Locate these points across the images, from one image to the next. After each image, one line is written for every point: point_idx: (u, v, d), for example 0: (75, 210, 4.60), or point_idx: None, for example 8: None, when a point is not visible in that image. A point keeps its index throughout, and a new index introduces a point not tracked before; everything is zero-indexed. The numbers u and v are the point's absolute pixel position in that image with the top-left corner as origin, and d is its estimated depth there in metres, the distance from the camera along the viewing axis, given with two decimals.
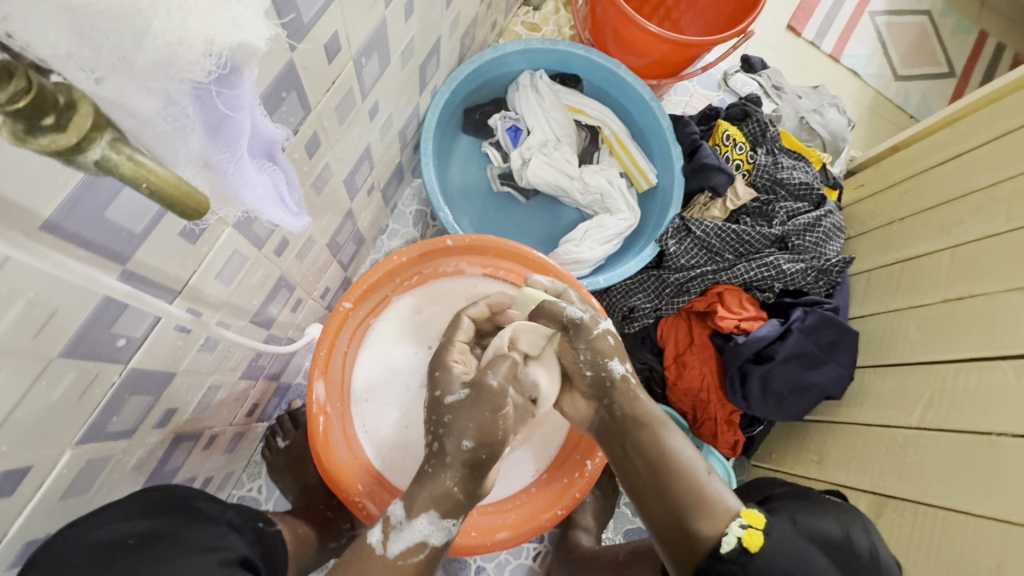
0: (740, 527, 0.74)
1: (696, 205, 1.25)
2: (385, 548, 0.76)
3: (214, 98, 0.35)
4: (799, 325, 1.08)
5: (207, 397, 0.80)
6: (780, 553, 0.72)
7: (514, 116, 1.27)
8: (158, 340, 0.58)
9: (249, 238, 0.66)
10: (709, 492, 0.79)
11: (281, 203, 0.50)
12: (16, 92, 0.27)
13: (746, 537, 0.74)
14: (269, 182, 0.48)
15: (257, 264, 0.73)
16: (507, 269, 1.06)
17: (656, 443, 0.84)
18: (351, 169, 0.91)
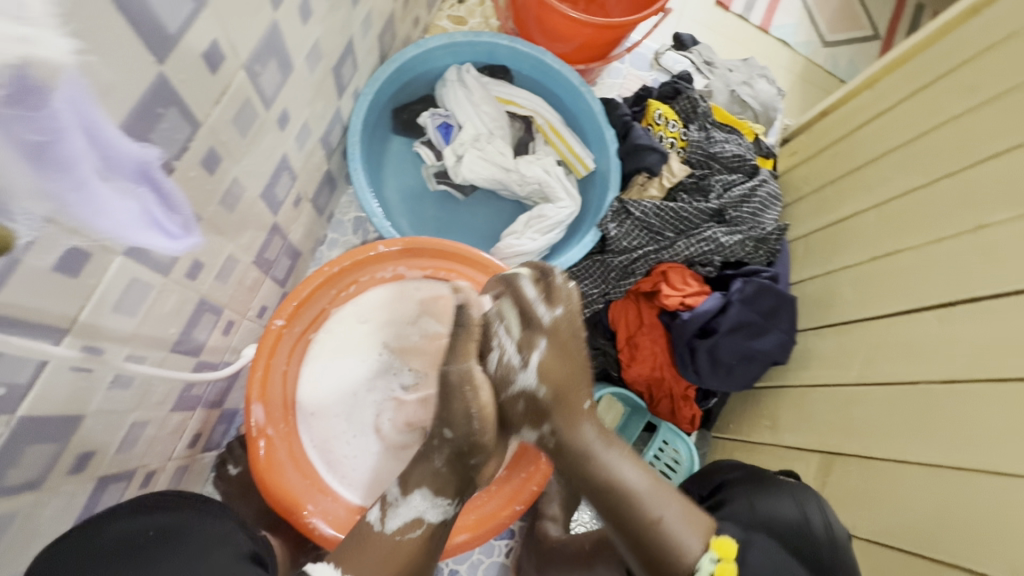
0: (712, 559, 0.74)
1: (634, 185, 1.24)
2: (384, 524, 0.79)
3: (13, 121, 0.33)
4: (738, 296, 1.10)
5: (133, 434, 0.76)
6: (761, 568, 0.73)
7: (444, 113, 1.25)
8: (51, 383, 0.54)
9: (150, 264, 0.63)
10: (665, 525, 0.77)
11: (157, 227, 0.50)
12: None
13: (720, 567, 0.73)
14: (140, 208, 0.47)
15: (167, 290, 0.69)
16: (448, 269, 1.04)
17: (596, 467, 0.80)
18: (269, 182, 0.88)
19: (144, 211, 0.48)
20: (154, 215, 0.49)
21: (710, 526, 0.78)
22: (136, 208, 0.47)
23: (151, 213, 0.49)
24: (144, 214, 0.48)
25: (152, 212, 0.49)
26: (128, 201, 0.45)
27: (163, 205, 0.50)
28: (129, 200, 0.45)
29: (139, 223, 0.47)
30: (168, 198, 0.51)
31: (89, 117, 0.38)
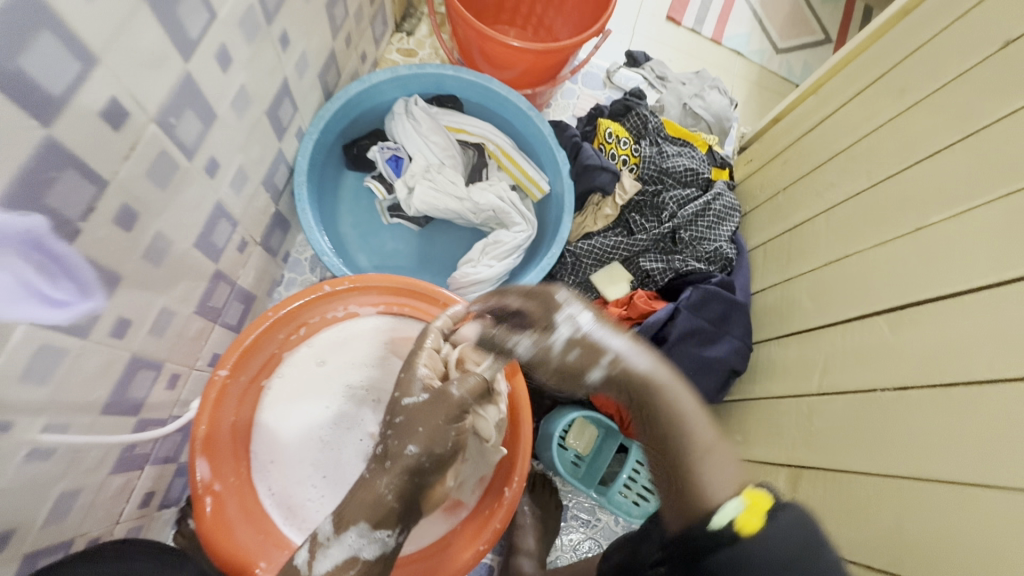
0: (735, 506, 0.54)
1: (590, 205, 1.25)
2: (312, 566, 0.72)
3: None
4: (687, 303, 1.06)
5: (65, 503, 0.73)
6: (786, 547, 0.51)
7: (394, 145, 1.25)
8: None
9: (62, 328, 0.61)
10: (724, 459, 0.61)
11: (35, 296, 0.55)
12: None
13: (744, 515, 0.54)
14: (13, 279, 0.52)
15: (88, 352, 0.67)
16: (399, 303, 1.04)
17: (666, 403, 0.65)
18: (204, 230, 0.86)
19: (67, 293, 0.61)
20: (61, 296, 0.59)
21: (745, 475, 0.58)
22: (61, 293, 0.60)
23: (75, 294, 0.62)
24: (77, 298, 0.62)
25: (83, 298, 0.63)
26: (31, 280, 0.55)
27: (86, 288, 0.63)
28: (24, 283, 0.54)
29: (34, 300, 0.56)
30: (86, 283, 0.63)
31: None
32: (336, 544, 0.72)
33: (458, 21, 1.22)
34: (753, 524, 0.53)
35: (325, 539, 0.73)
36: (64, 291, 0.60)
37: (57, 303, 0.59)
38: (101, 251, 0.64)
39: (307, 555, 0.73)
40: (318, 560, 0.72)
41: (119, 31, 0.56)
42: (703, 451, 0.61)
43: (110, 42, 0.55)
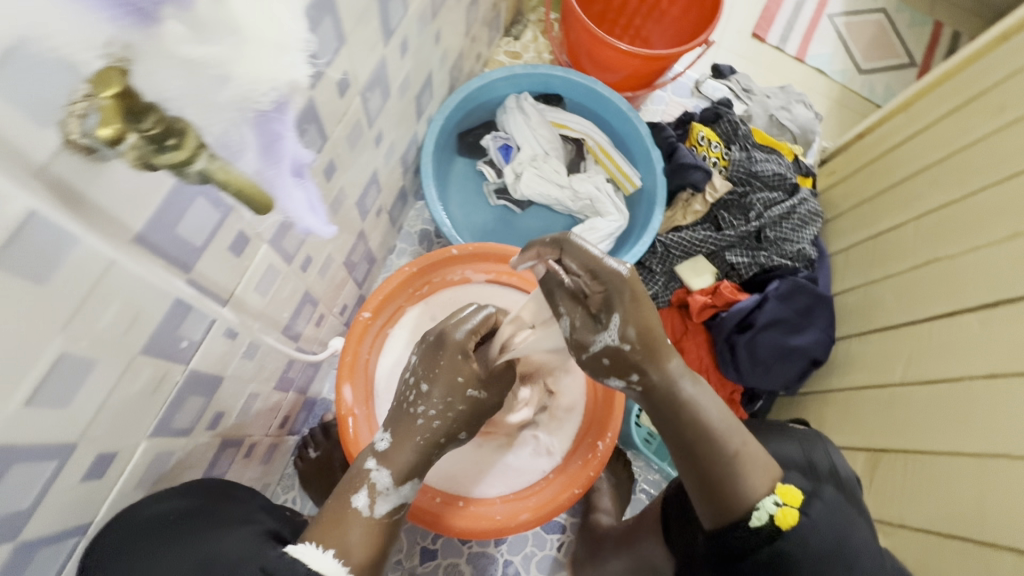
0: (775, 502, 0.68)
1: (679, 201, 1.35)
2: (373, 508, 0.73)
3: (269, 122, 0.43)
4: (774, 293, 1.16)
5: (248, 404, 0.88)
6: (818, 533, 0.67)
7: (504, 136, 1.39)
8: (211, 345, 0.66)
9: (281, 253, 0.76)
10: (750, 455, 0.70)
11: (312, 212, 0.60)
12: (153, 124, 0.33)
13: (784, 509, 0.67)
14: (304, 197, 0.57)
15: (287, 278, 0.82)
16: (509, 273, 1.16)
17: (688, 408, 0.71)
18: (362, 192, 1.01)
19: (310, 210, 0.59)
20: (306, 209, 0.58)
21: (774, 469, 0.71)
22: (301, 208, 0.57)
23: (312, 206, 0.59)
24: (315, 211, 0.60)
25: (318, 208, 0.60)
26: (297, 199, 0.55)
27: (315, 205, 0.60)
28: (308, 203, 0.58)
29: (307, 218, 0.58)
30: (315, 197, 0.60)
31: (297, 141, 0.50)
32: (392, 491, 0.75)
33: (573, 28, 1.35)
34: (789, 518, 0.67)
35: (382, 486, 0.74)
36: (303, 203, 0.57)
37: (304, 213, 0.58)
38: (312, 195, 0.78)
39: (367, 499, 0.73)
40: (379, 501, 0.74)
41: (361, 20, 0.71)
42: (735, 456, 0.69)
43: (354, 27, 0.70)
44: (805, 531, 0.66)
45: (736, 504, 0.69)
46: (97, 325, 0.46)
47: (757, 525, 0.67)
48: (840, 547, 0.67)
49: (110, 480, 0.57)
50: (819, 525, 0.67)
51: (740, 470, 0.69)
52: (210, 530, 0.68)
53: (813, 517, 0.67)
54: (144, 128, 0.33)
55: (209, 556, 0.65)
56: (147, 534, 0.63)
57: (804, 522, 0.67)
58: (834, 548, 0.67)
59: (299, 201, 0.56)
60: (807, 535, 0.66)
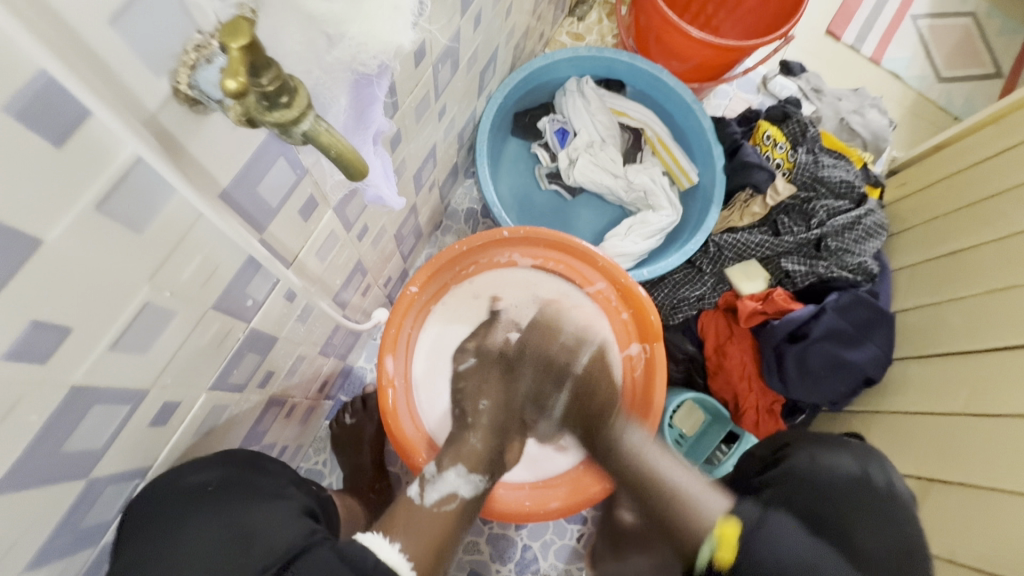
0: (712, 550, 0.86)
1: (737, 201, 1.30)
2: (424, 498, 0.92)
3: (370, 86, 0.44)
4: (833, 305, 1.12)
5: (294, 366, 0.89)
6: (798, 558, 0.78)
7: (561, 119, 1.36)
8: (272, 305, 0.67)
9: (342, 220, 0.75)
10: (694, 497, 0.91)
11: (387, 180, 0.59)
12: (273, 77, 0.31)
13: (720, 549, 0.84)
14: (380, 164, 0.57)
15: (344, 246, 0.82)
16: (556, 260, 1.13)
17: (647, 469, 0.97)
18: (420, 166, 1.00)
19: (384, 181, 0.58)
20: (381, 178, 0.57)
21: (722, 506, 0.89)
22: (377, 182, 0.56)
23: (386, 176, 0.59)
24: (386, 180, 0.60)
25: (388, 177, 0.60)
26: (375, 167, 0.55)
27: (388, 175, 0.59)
28: (383, 172, 0.58)
29: (381, 191, 0.58)
30: (388, 168, 0.60)
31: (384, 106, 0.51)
32: (442, 480, 0.94)
33: (644, 11, 1.30)
34: (726, 557, 0.84)
35: (433, 475, 0.94)
36: (379, 174, 0.57)
37: (379, 185, 0.57)
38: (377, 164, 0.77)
39: (421, 489, 0.92)
40: (428, 491, 0.92)
41: None
42: (674, 495, 0.93)
43: None
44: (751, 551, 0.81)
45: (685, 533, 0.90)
46: (179, 278, 0.46)
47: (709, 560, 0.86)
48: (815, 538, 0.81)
49: (173, 429, 0.59)
50: (785, 534, 0.81)
51: (688, 503, 0.91)
52: (240, 505, 0.65)
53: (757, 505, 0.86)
54: (261, 84, 0.31)
55: (247, 529, 0.63)
56: (177, 506, 0.61)
57: (748, 537, 0.82)
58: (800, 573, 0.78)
59: (376, 170, 0.55)
60: (757, 557, 0.80)
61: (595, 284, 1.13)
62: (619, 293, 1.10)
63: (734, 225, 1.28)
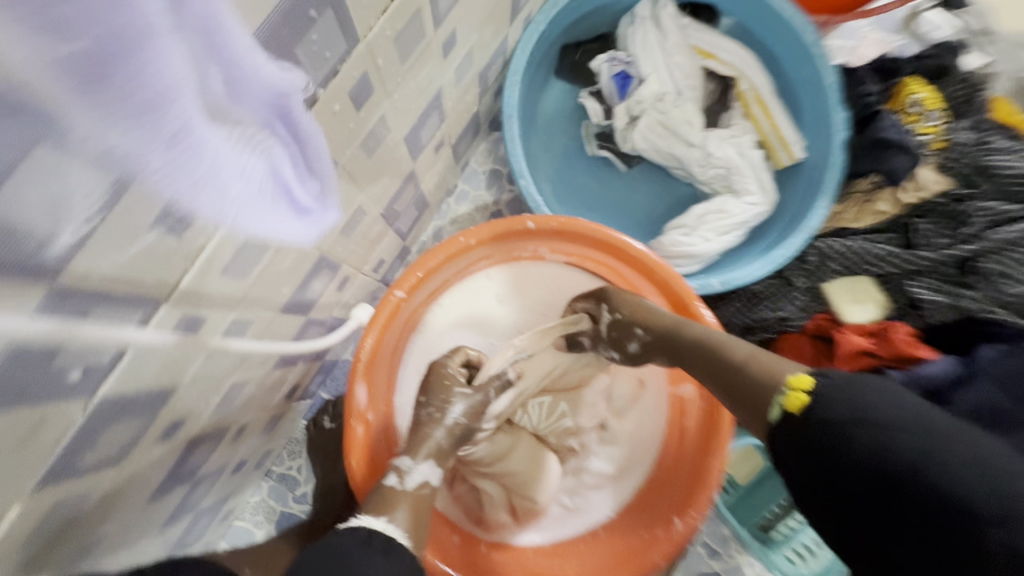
0: (783, 394, 0.53)
1: (855, 192, 0.94)
2: (402, 483, 0.69)
3: (191, 36, 0.28)
4: (989, 368, 0.78)
5: (230, 396, 0.68)
6: (831, 404, 0.48)
7: (625, 58, 1.00)
8: (137, 362, 0.44)
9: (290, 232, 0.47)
10: (777, 362, 0.58)
11: (280, 187, 0.41)
12: None
13: (788, 399, 0.52)
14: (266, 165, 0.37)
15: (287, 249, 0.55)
16: (597, 262, 0.85)
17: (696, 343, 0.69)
18: (416, 124, 0.71)
19: (282, 207, 0.42)
20: (281, 203, 0.42)
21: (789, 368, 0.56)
22: (269, 214, 0.41)
23: (294, 199, 0.44)
24: (299, 208, 0.45)
25: (300, 202, 0.45)
26: (269, 190, 0.40)
27: (301, 198, 0.44)
28: (288, 193, 0.42)
29: (272, 223, 0.43)
30: (308, 190, 0.45)
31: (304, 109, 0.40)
32: (415, 471, 0.70)
33: None
34: (796, 404, 0.51)
35: (407, 465, 0.71)
36: (275, 204, 0.41)
37: (272, 218, 0.42)
38: (324, 128, 0.48)
39: (395, 476, 0.69)
40: (409, 475, 0.70)
41: None
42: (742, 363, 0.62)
43: None
44: (817, 410, 0.49)
45: (765, 396, 0.56)
46: None
47: (778, 425, 0.53)
48: (890, 452, 0.42)
49: None
50: (867, 398, 0.46)
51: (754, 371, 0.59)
52: None
53: (834, 381, 0.50)
54: None
55: None
56: None
57: (816, 403, 0.49)
58: (870, 468, 0.42)
59: (272, 197, 0.40)
60: (818, 424, 0.48)
61: (646, 298, 0.84)
62: None
63: (847, 226, 0.95)
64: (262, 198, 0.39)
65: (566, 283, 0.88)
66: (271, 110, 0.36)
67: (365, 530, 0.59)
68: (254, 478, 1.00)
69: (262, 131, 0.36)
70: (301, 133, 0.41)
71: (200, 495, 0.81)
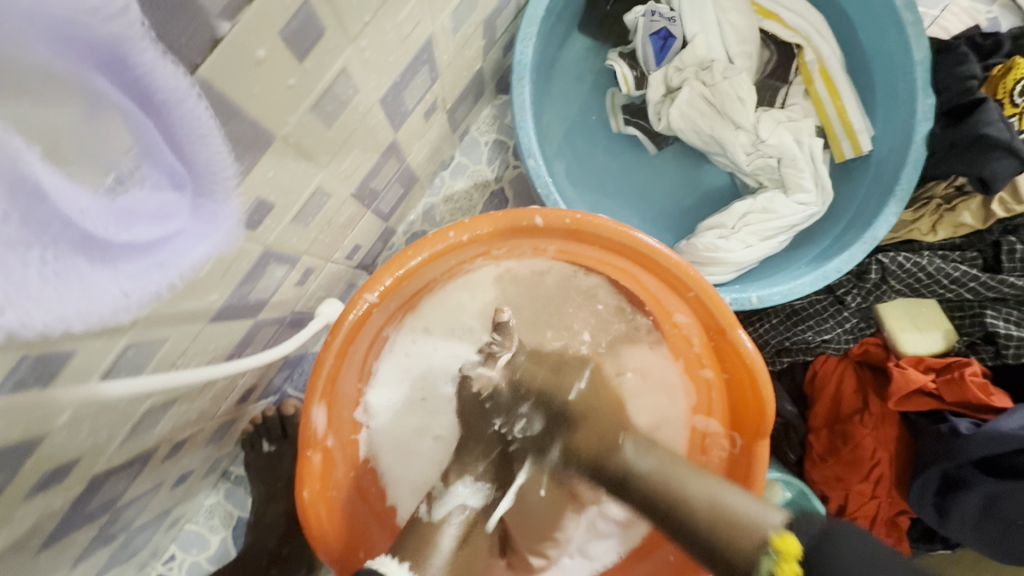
0: (769, 557, 0.46)
1: (925, 201, 0.79)
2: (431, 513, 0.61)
3: None
4: None
5: (152, 420, 0.55)
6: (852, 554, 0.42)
7: (667, 13, 0.82)
8: None
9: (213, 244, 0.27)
10: (733, 501, 0.51)
11: (102, 220, 0.22)
12: None
13: (779, 565, 0.45)
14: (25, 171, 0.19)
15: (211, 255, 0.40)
16: (620, 269, 0.70)
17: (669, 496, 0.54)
18: (398, 82, 0.54)
19: (75, 266, 0.21)
20: (73, 252, 0.21)
21: (768, 512, 0.49)
22: (34, 272, 0.20)
23: (132, 255, 0.23)
24: (137, 275, 0.24)
25: (148, 266, 0.24)
26: (13, 223, 0.19)
27: (154, 254, 0.24)
28: (96, 236, 0.22)
29: (52, 305, 0.21)
30: (181, 240, 0.25)
31: (168, 73, 0.22)
32: (449, 496, 0.63)
33: None
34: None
35: (440, 491, 0.64)
36: (50, 254, 0.20)
37: (35, 281, 0.21)
38: (240, 87, 0.32)
39: (425, 505, 0.62)
40: (437, 505, 0.62)
41: None
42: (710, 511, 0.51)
43: None
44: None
45: (735, 548, 0.48)
46: None
47: None
48: None
49: None
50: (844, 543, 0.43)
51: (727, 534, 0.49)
52: None
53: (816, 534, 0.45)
54: None
55: None
56: None
57: (814, 547, 0.44)
58: None
59: (24, 238, 0.19)
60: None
61: (674, 316, 0.70)
62: (709, 341, 0.67)
63: (916, 238, 0.80)
64: (0, 234, 0.19)
65: (567, 283, 0.75)
66: (69, 64, 0.19)
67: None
68: (208, 481, 0.90)
69: (44, 100, 0.20)
70: (161, 123, 0.23)
71: (130, 512, 0.70)
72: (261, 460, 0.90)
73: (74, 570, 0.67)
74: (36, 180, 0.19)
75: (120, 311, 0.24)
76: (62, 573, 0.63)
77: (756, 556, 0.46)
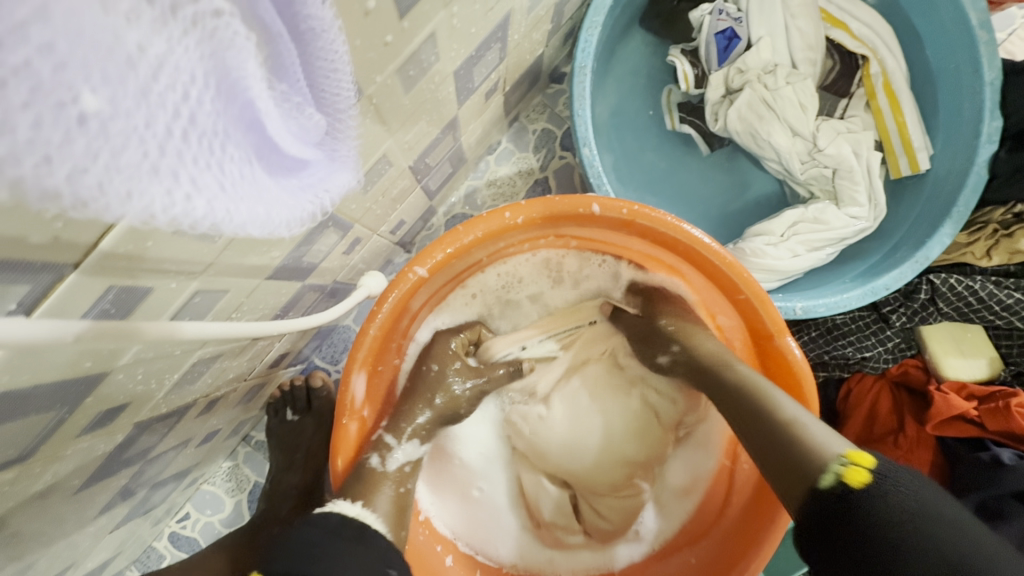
0: (839, 460, 0.43)
1: (982, 224, 0.77)
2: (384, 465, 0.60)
3: None
4: None
5: (197, 372, 0.55)
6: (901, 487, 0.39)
7: (734, 12, 0.81)
8: (44, 355, 0.31)
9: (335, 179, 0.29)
10: (816, 427, 0.47)
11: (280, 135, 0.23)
12: None
13: (849, 474, 0.41)
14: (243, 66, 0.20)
15: None
16: (671, 266, 0.69)
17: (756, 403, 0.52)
18: (472, 56, 0.54)
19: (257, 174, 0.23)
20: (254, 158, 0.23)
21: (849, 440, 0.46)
22: (232, 168, 0.21)
23: (288, 172, 0.25)
24: (291, 194, 0.26)
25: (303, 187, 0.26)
26: (219, 115, 0.20)
27: (303, 178, 0.26)
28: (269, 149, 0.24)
29: (243, 206, 0.22)
30: (316, 167, 0.27)
31: (318, 1, 0.22)
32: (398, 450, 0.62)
33: None
34: (859, 479, 0.41)
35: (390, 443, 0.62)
36: (241, 154, 0.22)
37: (234, 184, 0.22)
38: (349, 38, 0.32)
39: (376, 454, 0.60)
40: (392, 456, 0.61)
41: None
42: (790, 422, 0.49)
43: None
44: (886, 488, 0.39)
45: (802, 472, 0.45)
46: None
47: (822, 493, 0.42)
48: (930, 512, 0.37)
49: None
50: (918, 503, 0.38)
51: (804, 442, 0.46)
52: None
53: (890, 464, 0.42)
54: None
55: None
56: None
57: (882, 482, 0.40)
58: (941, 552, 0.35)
59: (224, 132, 0.21)
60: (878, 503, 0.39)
61: (718, 317, 0.69)
62: (752, 346, 0.66)
63: (969, 261, 0.78)
64: (212, 126, 0.20)
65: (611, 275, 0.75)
66: None
67: (338, 516, 0.51)
68: (227, 445, 0.90)
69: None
70: (302, 50, 0.23)
71: (155, 467, 0.70)
72: (282, 429, 0.89)
73: (99, 518, 0.67)
74: (240, 79, 0.21)
75: (286, 227, 0.26)
76: (89, 517, 0.64)
77: (823, 471, 0.43)
